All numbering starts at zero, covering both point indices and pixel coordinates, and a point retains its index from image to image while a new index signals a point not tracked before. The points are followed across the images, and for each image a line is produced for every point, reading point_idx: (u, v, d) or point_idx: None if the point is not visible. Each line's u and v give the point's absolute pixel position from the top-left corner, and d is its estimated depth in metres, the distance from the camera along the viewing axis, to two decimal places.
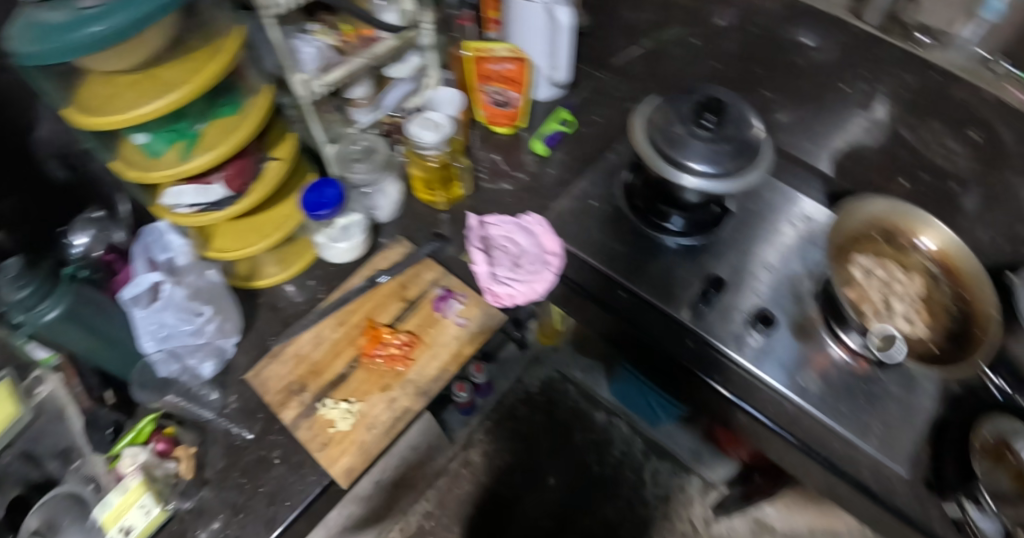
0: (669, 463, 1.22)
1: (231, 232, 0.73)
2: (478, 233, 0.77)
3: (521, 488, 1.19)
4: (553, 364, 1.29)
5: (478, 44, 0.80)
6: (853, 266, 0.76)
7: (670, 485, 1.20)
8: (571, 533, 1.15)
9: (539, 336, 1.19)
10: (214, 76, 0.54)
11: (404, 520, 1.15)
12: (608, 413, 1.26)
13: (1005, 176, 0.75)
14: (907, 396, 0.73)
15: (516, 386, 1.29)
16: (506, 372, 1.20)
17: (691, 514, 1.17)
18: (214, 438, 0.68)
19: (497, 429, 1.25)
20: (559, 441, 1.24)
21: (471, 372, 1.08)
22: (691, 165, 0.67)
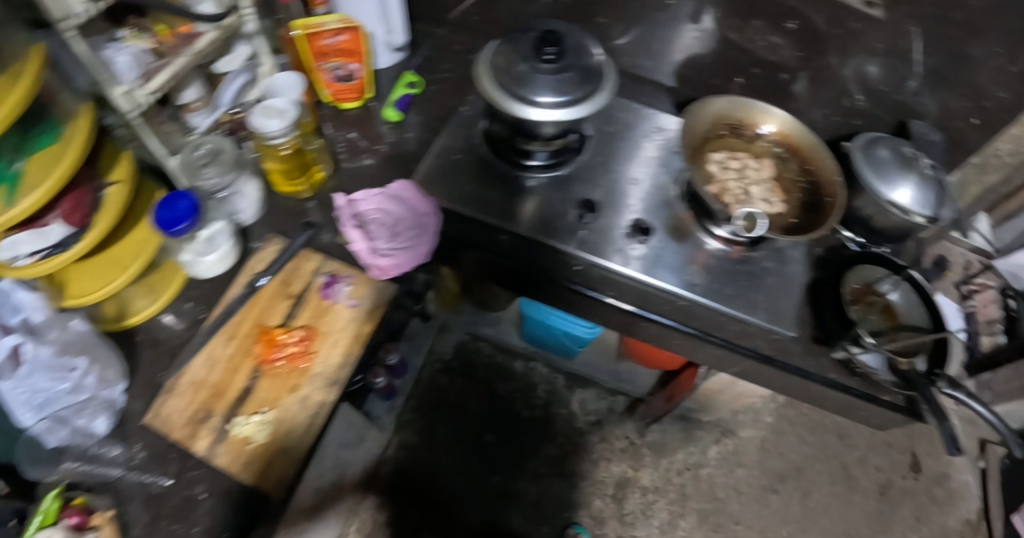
0: (593, 390, 1.29)
1: (85, 273, 0.67)
2: (349, 211, 0.74)
3: (464, 454, 1.21)
4: (461, 328, 1.30)
5: (305, 20, 0.76)
6: (709, 164, 0.82)
7: (599, 409, 1.27)
8: (519, 478, 1.19)
9: (441, 304, 1.21)
10: (18, 105, 0.50)
11: (359, 520, 1.13)
12: (525, 360, 1.31)
13: (825, 59, 0.86)
14: (780, 268, 0.81)
15: (431, 358, 1.30)
16: (416, 349, 1.21)
17: (625, 430, 1.25)
18: (129, 494, 0.64)
19: (421, 404, 1.25)
20: (486, 398, 1.27)
21: (383, 355, 1.05)
22: (542, 100, 0.70)
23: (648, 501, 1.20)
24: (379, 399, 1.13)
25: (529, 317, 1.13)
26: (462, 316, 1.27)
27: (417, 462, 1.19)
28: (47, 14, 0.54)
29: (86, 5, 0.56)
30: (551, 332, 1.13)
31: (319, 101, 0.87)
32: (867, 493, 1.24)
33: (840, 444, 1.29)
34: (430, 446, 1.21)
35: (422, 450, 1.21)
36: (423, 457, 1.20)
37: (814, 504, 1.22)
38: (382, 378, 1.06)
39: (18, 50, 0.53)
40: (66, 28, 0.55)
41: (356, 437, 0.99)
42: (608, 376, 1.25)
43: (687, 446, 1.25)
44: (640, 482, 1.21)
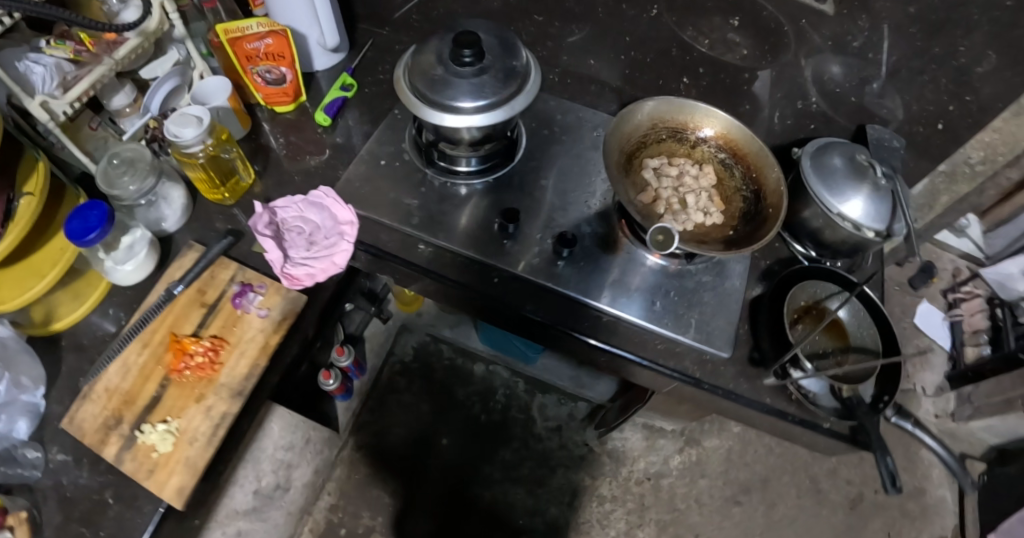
0: (551, 396, 1.27)
1: (2, 281, 0.67)
2: (265, 219, 0.69)
3: (418, 457, 1.18)
4: (422, 329, 1.27)
5: (227, 23, 0.72)
6: (644, 170, 0.77)
7: (559, 415, 1.26)
8: (475, 483, 1.17)
9: (399, 304, 1.21)
10: None
11: (312, 520, 1.12)
12: (484, 363, 1.29)
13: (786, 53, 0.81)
14: (719, 282, 0.78)
15: (388, 359, 1.27)
16: (375, 350, 1.23)
17: (585, 437, 1.24)
18: (44, 495, 0.65)
19: (379, 407, 1.22)
20: (443, 401, 1.24)
21: (334, 356, 1.03)
22: (461, 105, 0.67)
23: (606, 510, 1.18)
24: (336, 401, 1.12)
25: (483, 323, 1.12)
26: (422, 318, 1.25)
27: (372, 466, 1.16)
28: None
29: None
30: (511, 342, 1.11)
31: (252, 105, 0.83)
32: (835, 507, 1.20)
33: (811, 456, 1.24)
34: (385, 451, 1.18)
35: (375, 455, 1.17)
36: (377, 464, 1.16)
37: (779, 517, 1.19)
38: (331, 384, 1.00)
39: None
40: None
41: (302, 438, 0.98)
42: (570, 381, 1.21)
43: (649, 456, 1.23)
44: (598, 490, 1.20)
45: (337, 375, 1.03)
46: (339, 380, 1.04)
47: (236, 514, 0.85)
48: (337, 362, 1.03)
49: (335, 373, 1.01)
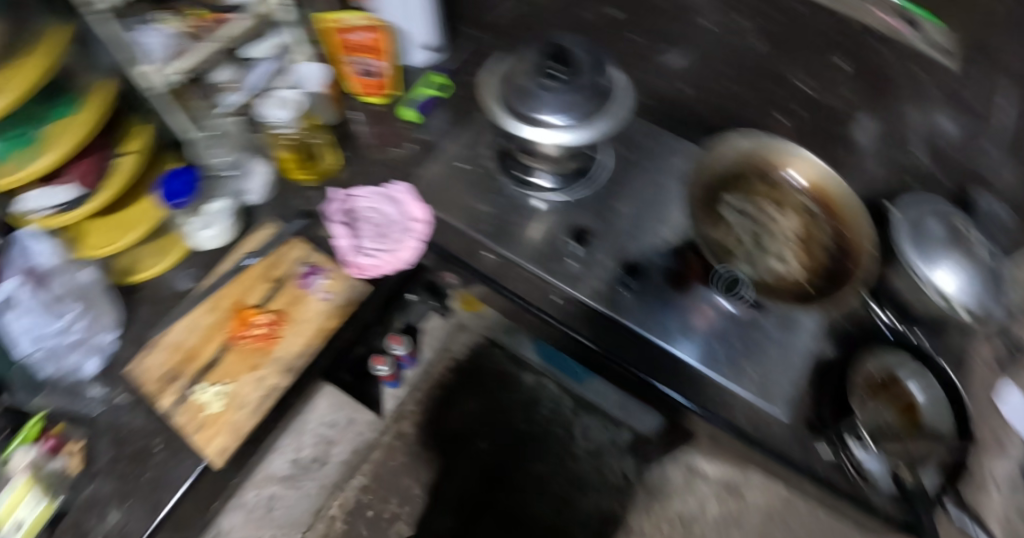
0: (597, 419, 1.11)
1: (97, 229, 0.73)
2: (341, 206, 0.73)
3: (447, 452, 1.07)
4: (477, 328, 1.15)
5: (331, 14, 0.75)
6: (722, 208, 0.74)
7: (602, 440, 1.10)
8: (502, 492, 1.05)
9: (461, 303, 1.10)
10: (32, 82, 0.57)
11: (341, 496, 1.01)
12: (536, 373, 1.13)
13: (893, 104, 0.71)
14: (788, 337, 0.74)
15: (441, 354, 1.14)
16: (428, 341, 1.14)
17: (623, 466, 1.08)
18: (101, 430, 0.70)
19: (424, 400, 1.10)
20: (486, 403, 1.11)
21: (390, 344, 0.98)
22: (547, 119, 0.66)
23: None
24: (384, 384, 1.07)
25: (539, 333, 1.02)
26: (481, 319, 1.14)
27: (408, 457, 1.06)
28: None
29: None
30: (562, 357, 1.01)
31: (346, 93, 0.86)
32: None
33: None
34: (423, 445, 1.07)
35: (411, 450, 1.06)
36: (413, 458, 1.06)
37: None
38: (382, 369, 0.98)
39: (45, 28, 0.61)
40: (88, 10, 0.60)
41: None
42: (617, 407, 1.08)
43: (688, 503, 1.06)
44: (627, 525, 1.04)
45: (391, 362, 1.00)
46: (393, 368, 1.01)
47: None
48: (391, 350, 0.99)
49: (388, 359, 0.99)
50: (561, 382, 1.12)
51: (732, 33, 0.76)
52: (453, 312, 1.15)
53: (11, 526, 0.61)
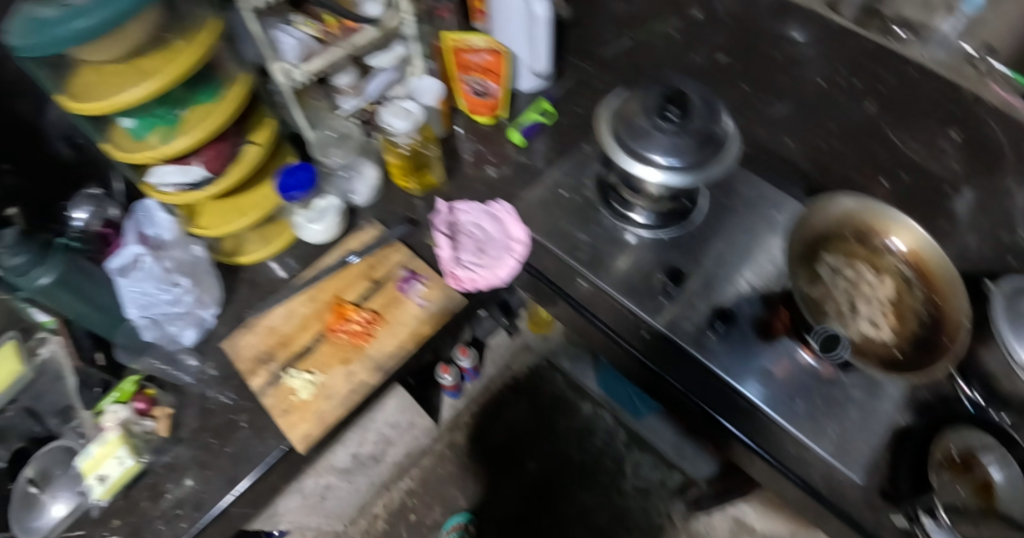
0: (650, 457, 1.13)
1: (215, 211, 0.76)
2: (445, 218, 0.76)
3: (498, 469, 1.13)
4: (543, 351, 1.20)
5: (455, 34, 0.81)
6: (818, 265, 0.75)
7: (651, 479, 1.11)
8: (545, 516, 1.08)
9: (530, 324, 1.13)
10: (187, 66, 0.64)
11: (388, 496, 1.12)
12: (593, 403, 1.17)
13: (1005, 182, 0.68)
14: (870, 401, 0.73)
15: (504, 371, 1.20)
16: (494, 360, 1.15)
17: (670, 508, 1.09)
18: (190, 400, 0.73)
19: (482, 415, 1.17)
20: (542, 430, 1.16)
21: (456, 355, 1.03)
22: (654, 158, 0.68)
23: None
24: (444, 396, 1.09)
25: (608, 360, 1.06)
26: (546, 342, 1.18)
27: (460, 468, 1.13)
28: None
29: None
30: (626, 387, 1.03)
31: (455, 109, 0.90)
32: None
33: None
34: (476, 456, 1.14)
35: (465, 457, 1.14)
36: (466, 467, 1.13)
37: None
38: (445, 379, 1.02)
39: (202, 21, 0.67)
40: (245, 7, 0.65)
41: (407, 421, 0.98)
42: (670, 450, 1.08)
43: None
44: None
45: (456, 373, 1.04)
46: (457, 379, 1.04)
47: (332, 469, 0.91)
48: (458, 361, 1.03)
49: (453, 370, 1.03)
50: (618, 415, 1.14)
51: (843, 92, 0.77)
52: (520, 333, 1.15)
53: (96, 478, 0.66)
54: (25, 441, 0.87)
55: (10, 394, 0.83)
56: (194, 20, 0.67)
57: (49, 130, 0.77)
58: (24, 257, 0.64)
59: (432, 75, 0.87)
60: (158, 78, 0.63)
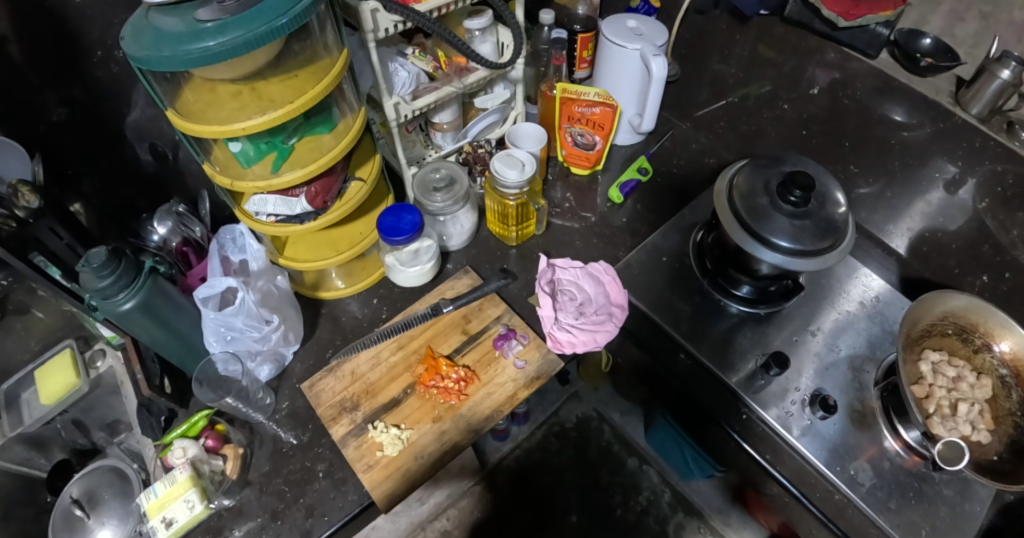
0: (694, 519, 1.16)
1: (307, 242, 0.75)
2: (547, 276, 0.77)
3: (543, 521, 1.16)
4: (593, 402, 1.25)
5: (569, 85, 0.82)
6: (921, 359, 0.73)
7: None
8: None
9: (581, 374, 1.15)
10: (313, 99, 0.59)
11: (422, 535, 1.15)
12: (639, 459, 1.21)
13: None
14: (958, 499, 0.67)
15: (551, 420, 1.26)
16: (543, 405, 1.24)
17: None
18: (261, 441, 0.70)
19: (525, 458, 1.22)
20: (585, 479, 1.20)
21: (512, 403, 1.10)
22: (772, 240, 0.66)
23: None
24: (491, 437, 1.19)
25: (662, 418, 0.96)
26: (597, 393, 1.24)
27: (497, 511, 1.17)
28: (362, 23, 0.62)
29: (391, 24, 0.64)
30: (680, 452, 1.01)
31: (550, 157, 0.92)
32: None
33: None
34: (514, 498, 1.18)
35: (504, 497, 1.18)
36: (504, 508, 1.17)
37: None
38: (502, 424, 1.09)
39: (329, 48, 0.63)
40: (371, 37, 0.63)
41: (456, 466, 0.99)
42: (716, 513, 1.15)
43: None
44: None
45: (507, 418, 1.13)
46: (508, 423, 1.14)
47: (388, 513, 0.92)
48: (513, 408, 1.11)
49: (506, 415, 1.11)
50: (665, 473, 1.19)
51: None
52: (573, 383, 1.24)
53: (160, 521, 0.61)
54: (68, 453, 0.81)
55: (61, 406, 0.77)
56: (319, 45, 0.63)
57: (129, 133, 0.74)
58: (110, 279, 0.60)
59: (532, 120, 0.90)
60: (282, 109, 0.58)
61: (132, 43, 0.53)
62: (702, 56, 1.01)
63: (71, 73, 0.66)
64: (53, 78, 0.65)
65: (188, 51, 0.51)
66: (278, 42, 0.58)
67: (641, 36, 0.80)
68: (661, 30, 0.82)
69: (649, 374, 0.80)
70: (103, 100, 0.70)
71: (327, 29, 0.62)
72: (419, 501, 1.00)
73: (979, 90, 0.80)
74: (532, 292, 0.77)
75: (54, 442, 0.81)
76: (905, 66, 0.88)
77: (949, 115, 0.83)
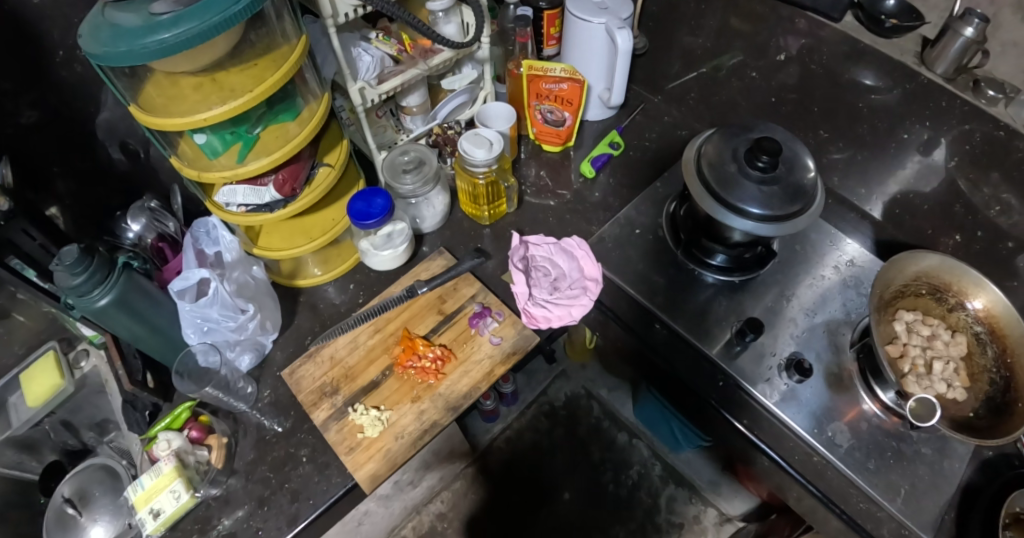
0: (685, 490, 1.17)
1: (280, 232, 0.75)
2: (520, 253, 0.77)
3: (534, 501, 1.17)
4: (581, 380, 1.26)
5: (535, 62, 0.82)
6: (896, 321, 0.74)
7: (685, 514, 1.14)
8: None
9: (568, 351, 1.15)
10: (273, 86, 0.59)
11: (417, 519, 1.15)
12: (629, 434, 1.22)
13: None
14: (937, 458, 0.67)
15: (541, 399, 1.26)
16: (532, 385, 1.25)
17: None
18: (245, 429, 0.70)
19: (516, 439, 1.22)
20: (577, 457, 1.21)
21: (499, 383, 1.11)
22: (740, 207, 0.66)
23: None
24: (482, 419, 1.21)
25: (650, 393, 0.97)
26: (583, 371, 1.25)
27: (490, 492, 1.18)
28: (320, 9, 0.62)
29: (351, 8, 0.64)
30: (667, 426, 1.03)
31: (522, 135, 0.93)
32: None
33: None
34: (507, 481, 1.19)
35: (498, 481, 1.18)
36: (499, 492, 1.18)
37: None
38: (489, 402, 1.11)
39: (287, 35, 0.64)
40: (329, 23, 0.63)
41: (445, 450, 1.00)
42: (707, 485, 1.15)
43: None
44: None
45: (495, 398, 1.14)
46: (496, 402, 1.15)
47: (378, 497, 0.95)
48: (499, 387, 1.12)
49: (494, 395, 1.12)
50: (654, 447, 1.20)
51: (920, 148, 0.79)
52: (560, 361, 1.25)
53: (148, 512, 0.61)
54: (60, 454, 0.82)
55: (47, 408, 0.77)
56: (276, 33, 0.63)
57: (101, 133, 0.74)
58: (83, 276, 0.60)
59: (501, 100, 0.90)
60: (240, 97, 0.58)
61: (89, 40, 0.53)
62: (672, 29, 1.01)
63: (36, 75, 0.66)
64: (19, 83, 0.65)
65: (144, 44, 0.51)
66: (235, 31, 0.58)
67: (605, 10, 0.80)
68: (625, 3, 0.81)
69: (628, 353, 0.80)
70: (72, 101, 0.70)
71: (283, 16, 0.62)
72: (410, 487, 1.01)
73: (943, 49, 0.77)
74: (507, 270, 0.78)
75: (45, 444, 0.81)
76: (871, 29, 0.84)
77: (914, 75, 0.80)
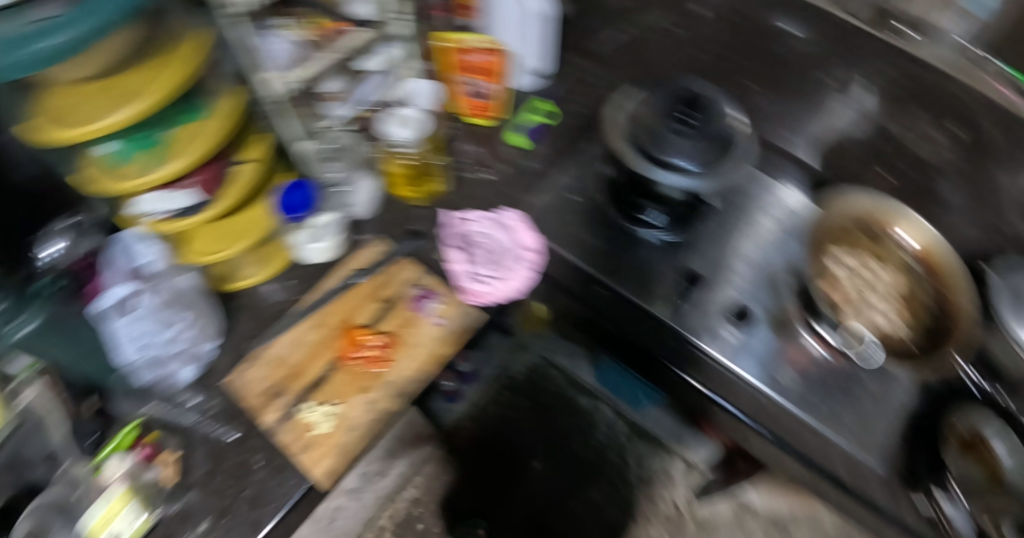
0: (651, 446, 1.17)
1: (204, 235, 0.71)
2: (458, 230, 0.77)
3: None
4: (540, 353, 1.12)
5: (454, 35, 0.82)
6: (832, 262, 0.77)
7: (653, 468, 1.17)
8: None
9: (524, 321, 1.08)
10: (179, 82, 0.55)
11: (392, 507, 1.08)
12: None
13: (990, 169, 0.74)
14: (881, 389, 0.70)
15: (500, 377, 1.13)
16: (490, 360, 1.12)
17: (673, 495, 1.18)
18: (197, 440, 0.66)
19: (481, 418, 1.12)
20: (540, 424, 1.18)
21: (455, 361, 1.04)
22: (671, 163, 0.66)
23: None
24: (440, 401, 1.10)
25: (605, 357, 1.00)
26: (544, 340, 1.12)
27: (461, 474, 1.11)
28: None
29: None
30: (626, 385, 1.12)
31: None
32: None
33: None
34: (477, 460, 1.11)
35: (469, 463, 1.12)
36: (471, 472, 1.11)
37: None
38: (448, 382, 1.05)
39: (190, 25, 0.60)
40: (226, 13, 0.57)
41: None
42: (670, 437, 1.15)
43: (735, 535, 1.16)
44: None
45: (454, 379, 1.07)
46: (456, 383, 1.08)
47: None
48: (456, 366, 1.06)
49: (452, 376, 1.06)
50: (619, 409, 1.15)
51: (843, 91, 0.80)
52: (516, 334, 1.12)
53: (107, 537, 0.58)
54: None
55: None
56: (175, 26, 0.59)
57: None
58: (6, 303, 0.59)
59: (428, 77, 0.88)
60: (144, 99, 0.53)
61: None
62: None
63: None
64: None
65: (33, 50, 0.41)
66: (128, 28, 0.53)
67: None
68: None
69: (580, 319, 0.83)
70: None
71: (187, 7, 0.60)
72: None
73: None
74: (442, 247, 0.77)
75: None
76: None
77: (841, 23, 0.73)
